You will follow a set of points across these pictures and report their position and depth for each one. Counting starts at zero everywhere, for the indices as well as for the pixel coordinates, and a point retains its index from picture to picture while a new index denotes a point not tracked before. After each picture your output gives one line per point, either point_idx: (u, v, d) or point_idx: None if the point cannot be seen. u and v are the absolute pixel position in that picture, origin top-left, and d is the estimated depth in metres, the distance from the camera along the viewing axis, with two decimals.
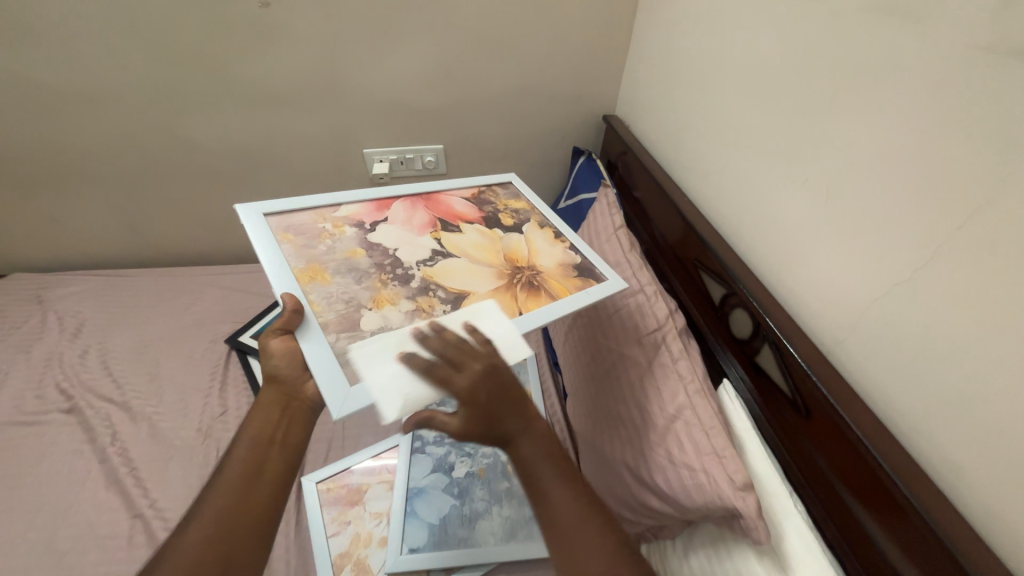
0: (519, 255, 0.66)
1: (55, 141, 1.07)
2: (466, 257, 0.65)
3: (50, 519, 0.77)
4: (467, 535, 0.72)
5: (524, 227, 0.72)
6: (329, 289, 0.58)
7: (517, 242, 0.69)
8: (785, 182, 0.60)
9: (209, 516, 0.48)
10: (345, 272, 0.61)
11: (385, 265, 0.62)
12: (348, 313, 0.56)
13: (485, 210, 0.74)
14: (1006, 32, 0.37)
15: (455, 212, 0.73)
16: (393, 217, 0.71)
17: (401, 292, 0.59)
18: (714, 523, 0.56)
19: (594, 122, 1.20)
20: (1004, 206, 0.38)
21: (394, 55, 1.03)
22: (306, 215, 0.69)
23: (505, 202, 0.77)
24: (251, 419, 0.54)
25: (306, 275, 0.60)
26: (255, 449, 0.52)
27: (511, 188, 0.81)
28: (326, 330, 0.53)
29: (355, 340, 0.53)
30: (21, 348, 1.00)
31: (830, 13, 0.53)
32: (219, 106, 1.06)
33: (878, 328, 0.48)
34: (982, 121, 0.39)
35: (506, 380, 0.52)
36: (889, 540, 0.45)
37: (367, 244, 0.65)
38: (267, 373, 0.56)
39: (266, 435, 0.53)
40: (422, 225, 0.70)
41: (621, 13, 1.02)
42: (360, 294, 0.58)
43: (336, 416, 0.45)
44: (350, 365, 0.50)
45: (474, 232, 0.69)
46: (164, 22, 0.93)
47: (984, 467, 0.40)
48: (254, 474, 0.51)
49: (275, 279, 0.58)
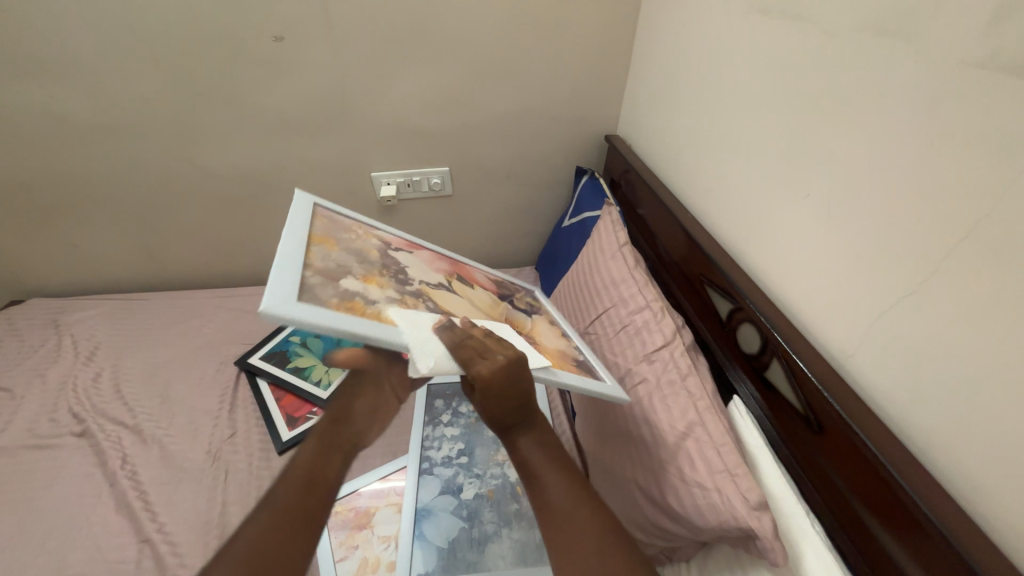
0: (522, 327, 0.68)
1: (77, 171, 1.11)
2: (468, 299, 0.66)
3: (58, 543, 0.76)
4: (476, 558, 0.71)
5: (533, 317, 0.75)
6: (330, 253, 0.57)
7: (522, 319, 0.71)
8: (787, 197, 0.61)
9: (256, 527, 0.47)
10: (353, 254, 0.61)
11: (392, 269, 0.63)
12: (336, 271, 0.54)
13: (501, 291, 0.77)
14: (996, 48, 0.38)
15: (473, 277, 0.75)
16: (418, 253, 0.72)
17: (393, 286, 0.58)
18: (730, 545, 0.55)
19: (597, 142, 1.22)
20: (1007, 215, 0.38)
21: (401, 83, 1.06)
22: (347, 217, 0.70)
23: (521, 294, 0.81)
24: (306, 435, 0.55)
25: (318, 239, 0.59)
26: (309, 467, 0.53)
27: (535, 292, 0.84)
28: (305, 267, 0.52)
29: (326, 283, 0.51)
30: (37, 371, 1.02)
31: (823, 34, 0.55)
32: (233, 134, 1.10)
33: (887, 341, 0.48)
34: (980, 132, 0.40)
35: (527, 386, 0.53)
36: (911, 560, 0.43)
37: (385, 254, 0.66)
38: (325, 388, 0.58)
39: (321, 454, 0.54)
40: (442, 269, 0.71)
41: (620, 38, 1.06)
42: (355, 268, 0.58)
43: (263, 308, 0.42)
44: (308, 291, 0.48)
45: (484, 294, 0.71)
46: (183, 57, 0.98)
47: (1005, 484, 0.38)
48: (306, 492, 0.51)
49: (291, 221, 0.58)
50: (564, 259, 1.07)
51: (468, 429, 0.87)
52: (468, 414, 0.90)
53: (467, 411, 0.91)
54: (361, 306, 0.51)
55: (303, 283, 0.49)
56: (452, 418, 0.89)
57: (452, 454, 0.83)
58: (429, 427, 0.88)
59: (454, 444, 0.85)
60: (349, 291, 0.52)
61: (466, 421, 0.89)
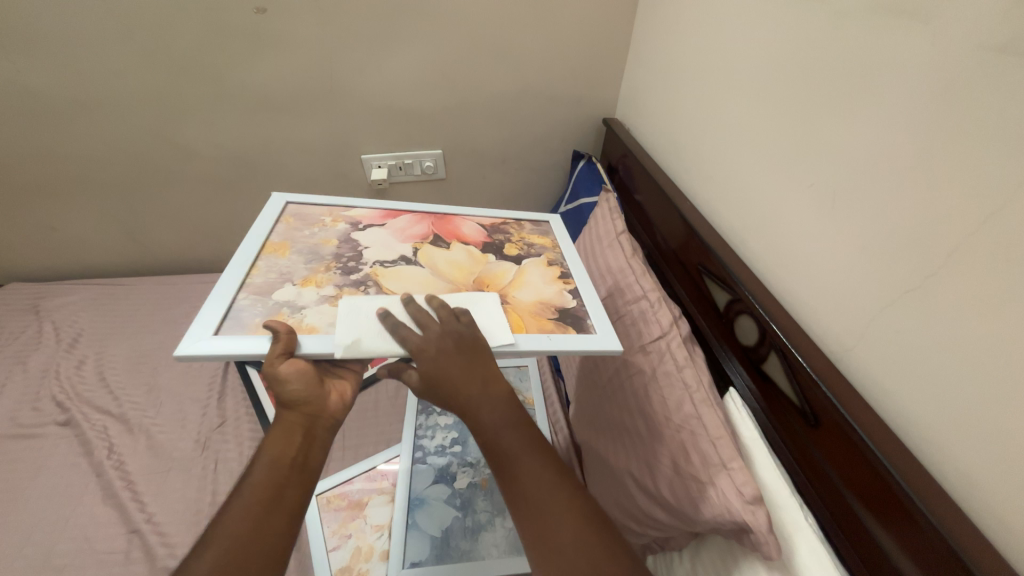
0: (498, 282, 0.63)
1: (51, 149, 1.06)
2: (430, 268, 0.63)
3: (46, 534, 0.75)
4: (470, 547, 0.71)
5: (526, 261, 0.68)
6: (279, 262, 0.61)
7: (505, 270, 0.65)
8: (790, 186, 0.59)
9: (222, 540, 0.44)
10: (304, 253, 0.62)
11: (344, 258, 0.63)
12: (274, 283, 0.57)
13: (495, 238, 0.72)
14: (1019, 33, 0.36)
15: (459, 233, 0.71)
16: (392, 224, 0.70)
17: (335, 279, 0.59)
18: (724, 537, 0.55)
19: (594, 125, 1.19)
20: (1020, 209, 0.36)
21: (392, 60, 1.02)
22: (319, 207, 0.72)
23: (524, 236, 0.74)
24: (270, 439, 0.51)
25: (271, 247, 0.63)
26: (277, 472, 0.49)
27: (545, 227, 0.78)
28: (241, 288, 0.56)
29: (259, 301, 0.55)
30: (17, 359, 0.99)
31: (836, 15, 0.52)
32: (216, 113, 1.05)
33: (888, 336, 0.47)
34: (996, 123, 0.38)
35: (472, 343, 0.52)
36: (903, 555, 0.44)
37: (347, 238, 0.66)
38: (283, 398, 0.51)
39: (286, 458, 0.49)
40: (414, 236, 0.69)
41: (621, 15, 1.01)
42: (299, 271, 0.60)
43: (176, 353, 0.47)
44: (232, 319, 0.52)
45: (462, 252, 0.67)
46: (159, 29, 0.93)
47: (1003, 483, 0.38)
48: (274, 499, 0.47)
49: (244, 240, 0.62)
50: None
51: (461, 418, 0.87)
52: None
53: None
54: (284, 317, 0.53)
55: (232, 308, 0.53)
56: None
57: (446, 444, 0.83)
58: (422, 416, 0.87)
59: (447, 433, 0.85)
60: (279, 303, 0.55)
61: None
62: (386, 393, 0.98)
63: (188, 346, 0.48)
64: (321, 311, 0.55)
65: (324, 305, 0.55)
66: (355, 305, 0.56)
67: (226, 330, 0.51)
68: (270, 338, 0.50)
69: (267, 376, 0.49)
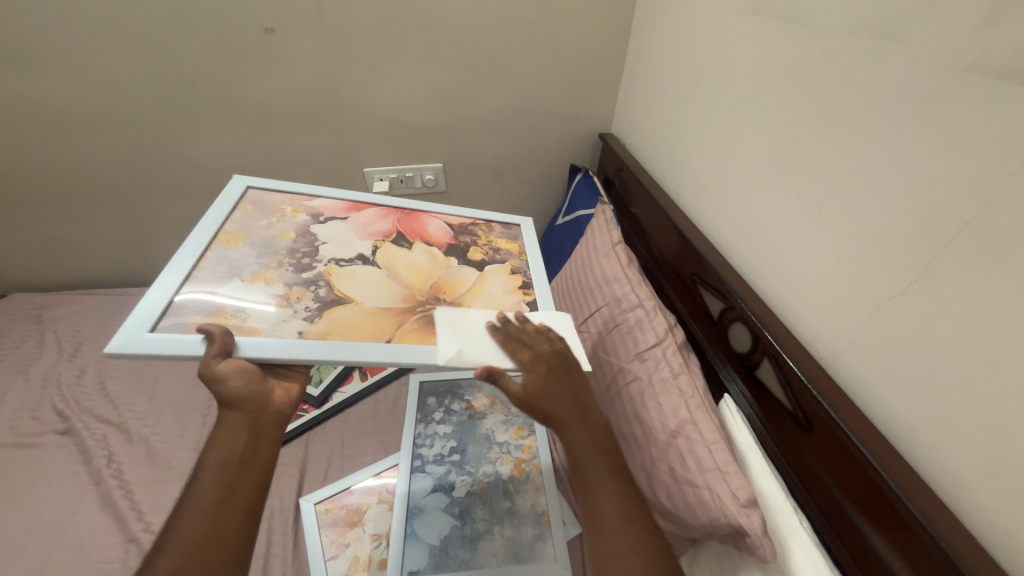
0: (454, 290, 0.64)
1: (62, 162, 1.09)
2: (387, 271, 0.64)
3: (42, 544, 0.75)
4: (468, 556, 0.71)
5: (489, 267, 0.69)
6: (232, 254, 0.62)
7: (463, 276, 0.66)
8: (778, 198, 0.61)
9: (179, 545, 0.46)
10: (257, 246, 0.64)
11: (298, 253, 0.64)
12: (221, 277, 0.58)
13: (460, 240, 0.73)
14: (984, 54, 0.39)
15: (424, 233, 0.72)
16: (355, 219, 0.72)
17: (284, 276, 0.60)
18: (721, 542, 0.55)
19: (591, 140, 1.22)
20: (993, 217, 0.38)
21: (395, 77, 1.05)
22: (280, 196, 0.73)
23: (491, 239, 0.75)
24: (216, 441, 0.51)
25: (224, 238, 0.64)
26: (227, 471, 0.50)
27: (515, 231, 0.78)
28: (187, 281, 0.57)
29: (203, 297, 0.55)
30: (18, 368, 1.00)
31: (816, 37, 0.55)
32: (223, 127, 1.08)
33: (875, 341, 0.48)
34: (967, 137, 0.40)
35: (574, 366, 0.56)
36: (897, 558, 0.44)
37: (304, 232, 0.68)
38: (224, 398, 0.51)
39: (235, 458, 0.51)
40: (376, 233, 0.70)
41: (615, 35, 1.05)
42: (249, 266, 0.61)
43: (106, 347, 0.47)
44: (172, 314, 0.53)
45: (423, 254, 0.68)
46: (171, 48, 0.96)
47: (992, 485, 0.39)
48: (226, 497, 0.49)
49: (197, 227, 0.63)
50: (556, 257, 1.07)
51: (460, 427, 0.87)
52: (460, 412, 0.90)
53: (459, 409, 0.91)
54: (226, 317, 0.54)
55: (175, 303, 0.54)
56: (444, 415, 0.89)
57: (445, 452, 0.83)
58: (421, 425, 0.88)
59: (446, 442, 0.85)
60: (223, 298, 0.56)
61: (458, 419, 0.88)
62: (386, 402, 0.98)
63: (122, 342, 0.48)
64: (266, 310, 0.55)
65: (269, 304, 0.56)
66: (300, 306, 0.57)
67: (164, 327, 0.52)
68: (206, 341, 0.50)
69: (203, 377, 0.49)
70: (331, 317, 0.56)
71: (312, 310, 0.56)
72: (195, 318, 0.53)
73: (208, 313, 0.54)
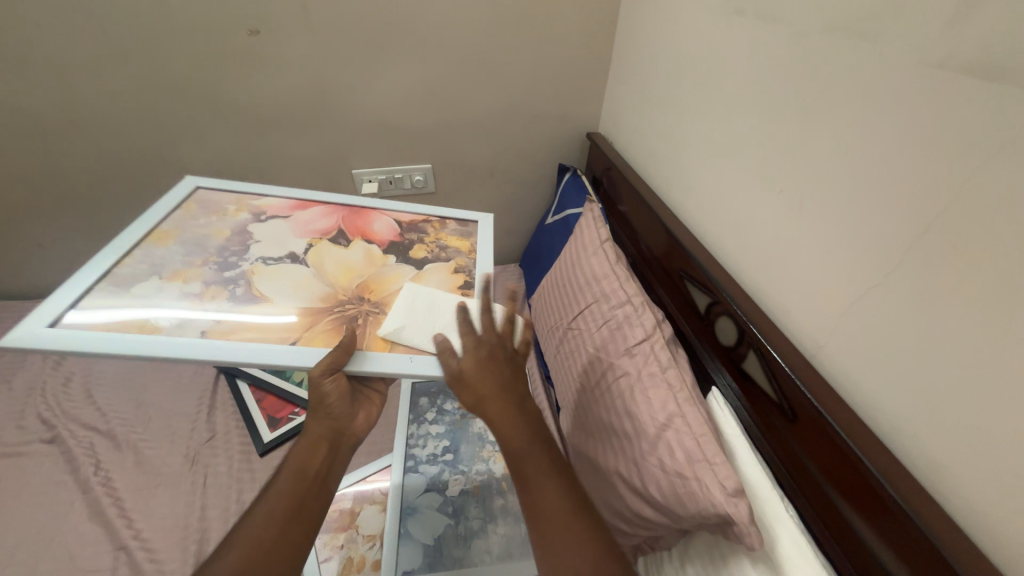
0: (383, 289, 0.62)
1: (44, 167, 1.07)
2: (315, 268, 0.63)
3: (30, 555, 0.74)
4: (463, 554, 0.71)
5: (429, 266, 0.67)
6: (160, 252, 0.63)
7: (396, 275, 0.64)
8: (760, 193, 0.63)
9: (244, 545, 0.45)
10: (187, 245, 0.65)
11: (227, 251, 0.64)
12: (141, 275, 0.59)
13: (406, 237, 0.71)
14: (952, 51, 0.40)
15: (369, 231, 0.71)
16: (297, 217, 0.72)
17: (205, 274, 0.61)
18: (709, 531, 0.56)
19: (578, 140, 1.23)
20: (964, 209, 0.40)
21: (382, 79, 1.05)
22: (226, 196, 0.74)
23: (442, 237, 0.73)
24: (296, 452, 0.54)
25: (157, 236, 0.65)
26: (302, 482, 0.51)
27: (470, 228, 0.76)
28: (104, 278, 0.58)
29: (114, 293, 0.57)
30: (1, 378, 0.98)
31: (795, 35, 0.56)
32: (208, 130, 1.07)
33: (855, 332, 0.50)
34: (938, 131, 0.41)
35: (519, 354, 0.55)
36: (880, 541, 0.45)
37: (240, 230, 0.68)
38: (319, 406, 0.54)
39: (312, 470, 0.53)
40: (315, 230, 0.70)
41: (601, 35, 1.07)
42: (172, 264, 0.62)
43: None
44: (78, 309, 0.54)
45: (359, 252, 0.67)
46: (154, 51, 0.95)
47: (967, 468, 0.40)
48: (298, 507, 0.50)
49: (133, 225, 0.65)
50: (547, 255, 1.08)
51: (453, 427, 0.87)
52: (453, 411, 0.90)
53: (452, 408, 0.91)
54: (132, 313, 0.54)
55: (86, 298, 0.55)
56: (437, 415, 0.89)
57: (437, 452, 0.83)
58: (414, 425, 0.88)
59: (439, 442, 0.85)
60: (135, 295, 0.57)
61: (451, 418, 0.89)
62: None
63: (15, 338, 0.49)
64: (176, 308, 0.56)
65: (182, 301, 0.56)
66: (210, 305, 0.56)
67: (64, 323, 0.52)
68: (99, 339, 0.50)
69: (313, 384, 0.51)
70: (240, 316, 0.55)
71: (222, 309, 0.56)
72: (100, 313, 0.54)
73: (115, 309, 0.55)
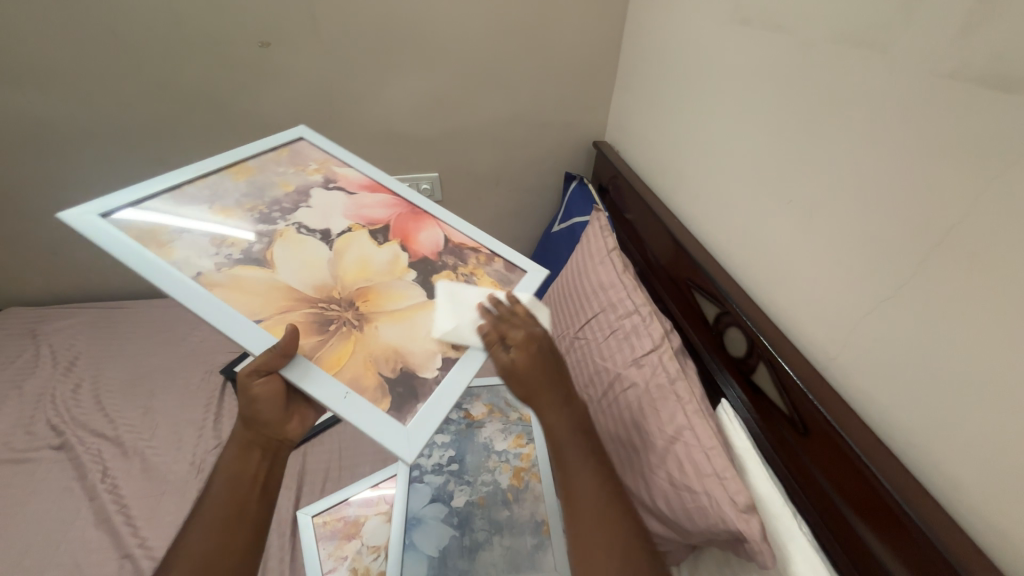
0: (382, 304, 0.59)
1: (58, 176, 1.09)
2: (336, 256, 0.62)
3: (36, 562, 0.74)
4: (468, 566, 0.70)
5: (444, 297, 0.61)
6: (228, 183, 0.67)
7: (403, 295, 0.61)
8: (769, 203, 0.62)
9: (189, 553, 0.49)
10: (253, 185, 0.68)
11: (276, 206, 0.66)
12: (199, 198, 0.64)
13: (442, 258, 0.67)
14: (966, 62, 0.40)
15: (412, 238, 0.68)
16: (359, 199, 0.71)
17: (241, 221, 0.62)
18: (720, 547, 0.55)
19: (584, 148, 1.23)
20: (979, 220, 0.39)
21: (390, 89, 1.07)
22: (320, 154, 0.76)
23: (479, 271, 0.66)
24: (227, 458, 0.54)
25: (238, 169, 0.69)
26: (239, 488, 0.52)
27: (513, 275, 0.67)
28: (172, 190, 0.63)
29: (167, 207, 0.61)
30: (12, 384, 0.99)
31: (803, 46, 0.56)
32: (218, 139, 1.08)
33: (867, 345, 0.49)
34: (951, 142, 0.41)
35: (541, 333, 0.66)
36: (895, 560, 0.44)
37: (302, 190, 0.69)
38: (246, 412, 0.54)
39: (247, 476, 0.53)
40: (364, 216, 0.68)
41: (607, 45, 1.07)
42: (230, 198, 0.65)
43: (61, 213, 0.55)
44: (134, 208, 0.59)
45: (387, 257, 0.65)
46: (167, 62, 0.97)
47: (987, 487, 0.39)
48: (234, 515, 0.51)
49: (226, 152, 0.70)
50: (554, 264, 1.07)
51: (459, 436, 0.86)
52: (459, 420, 0.88)
53: (458, 417, 0.89)
54: (163, 233, 0.58)
55: (146, 202, 0.60)
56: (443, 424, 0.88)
57: (443, 462, 0.82)
58: None
59: (444, 451, 0.84)
60: (182, 215, 0.61)
61: (456, 426, 0.87)
62: None
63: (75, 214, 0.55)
64: (199, 241, 0.58)
65: (206, 237, 0.59)
66: (224, 252, 0.58)
67: (115, 217, 0.57)
68: (130, 245, 0.54)
69: (239, 383, 0.52)
70: (236, 274, 0.56)
71: (230, 260, 0.57)
72: (145, 219, 0.58)
73: (159, 219, 0.59)
